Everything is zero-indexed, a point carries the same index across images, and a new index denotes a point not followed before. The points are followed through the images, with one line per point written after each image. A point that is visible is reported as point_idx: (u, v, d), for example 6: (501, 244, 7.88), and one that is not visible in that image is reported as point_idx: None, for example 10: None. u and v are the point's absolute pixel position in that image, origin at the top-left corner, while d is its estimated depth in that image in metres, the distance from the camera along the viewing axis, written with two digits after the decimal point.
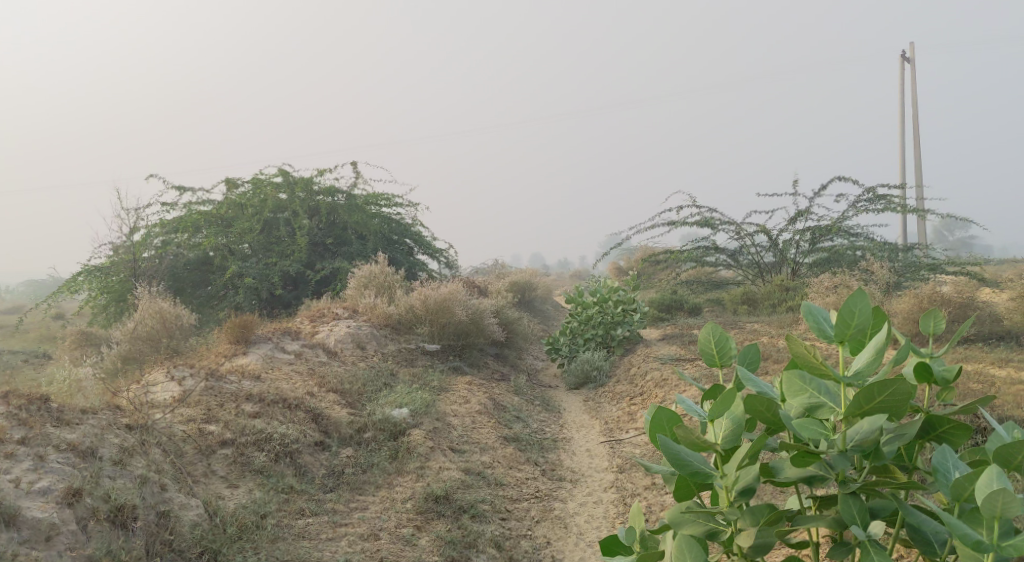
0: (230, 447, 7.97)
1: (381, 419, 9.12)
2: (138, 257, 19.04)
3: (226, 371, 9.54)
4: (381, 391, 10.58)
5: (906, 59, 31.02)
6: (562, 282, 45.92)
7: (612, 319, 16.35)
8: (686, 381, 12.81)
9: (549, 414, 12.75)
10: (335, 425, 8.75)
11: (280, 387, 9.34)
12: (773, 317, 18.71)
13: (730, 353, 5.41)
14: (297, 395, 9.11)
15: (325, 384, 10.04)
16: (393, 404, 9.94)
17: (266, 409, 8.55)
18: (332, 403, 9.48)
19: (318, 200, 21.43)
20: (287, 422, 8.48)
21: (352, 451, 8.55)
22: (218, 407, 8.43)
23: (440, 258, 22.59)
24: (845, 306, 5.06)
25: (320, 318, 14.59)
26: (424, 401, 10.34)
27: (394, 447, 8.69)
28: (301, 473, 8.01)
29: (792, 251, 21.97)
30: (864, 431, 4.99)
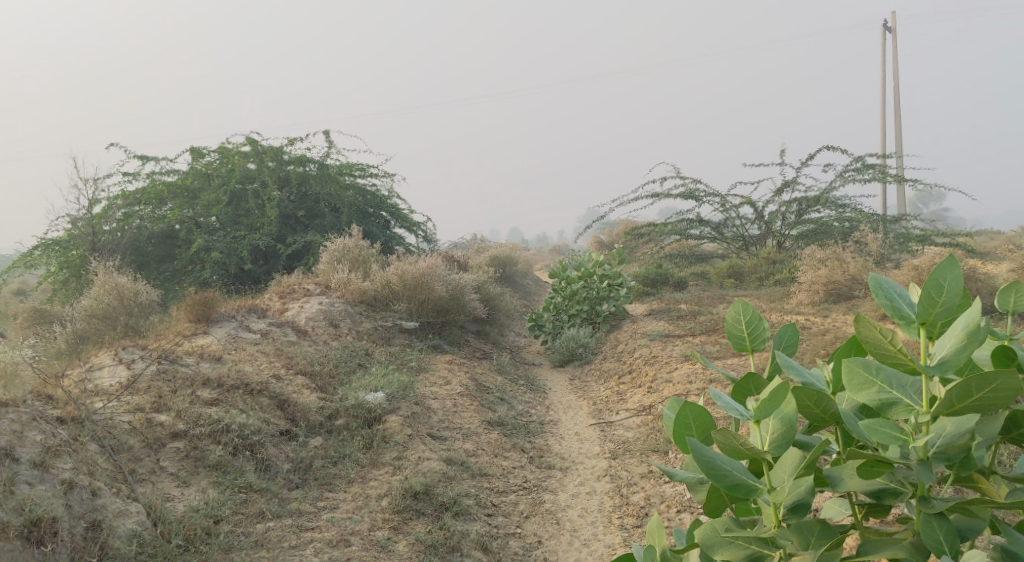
0: (183, 439, 7.21)
1: (355, 405, 8.36)
2: (98, 231, 18.14)
3: (183, 353, 8.77)
4: (355, 373, 9.82)
5: (886, 28, 30.46)
6: (542, 254, 45.13)
7: (598, 294, 15.66)
8: (678, 357, 12.11)
9: (534, 394, 12.04)
10: (303, 412, 8.00)
11: (243, 370, 8.57)
12: (762, 290, 18.05)
13: (764, 337, 4.84)
14: (261, 380, 8.34)
15: (293, 367, 9.28)
16: (368, 387, 9.19)
17: (226, 396, 7.80)
18: (300, 387, 8.72)
19: (288, 170, 20.59)
20: (248, 410, 7.74)
21: (322, 440, 7.81)
22: (171, 394, 7.65)
23: (417, 231, 21.79)
24: (932, 279, 4.39)
25: (290, 294, 13.79)
26: (401, 384, 9.60)
27: (369, 435, 7.96)
28: (263, 467, 7.26)
29: (778, 223, 21.34)
30: (950, 435, 4.35)
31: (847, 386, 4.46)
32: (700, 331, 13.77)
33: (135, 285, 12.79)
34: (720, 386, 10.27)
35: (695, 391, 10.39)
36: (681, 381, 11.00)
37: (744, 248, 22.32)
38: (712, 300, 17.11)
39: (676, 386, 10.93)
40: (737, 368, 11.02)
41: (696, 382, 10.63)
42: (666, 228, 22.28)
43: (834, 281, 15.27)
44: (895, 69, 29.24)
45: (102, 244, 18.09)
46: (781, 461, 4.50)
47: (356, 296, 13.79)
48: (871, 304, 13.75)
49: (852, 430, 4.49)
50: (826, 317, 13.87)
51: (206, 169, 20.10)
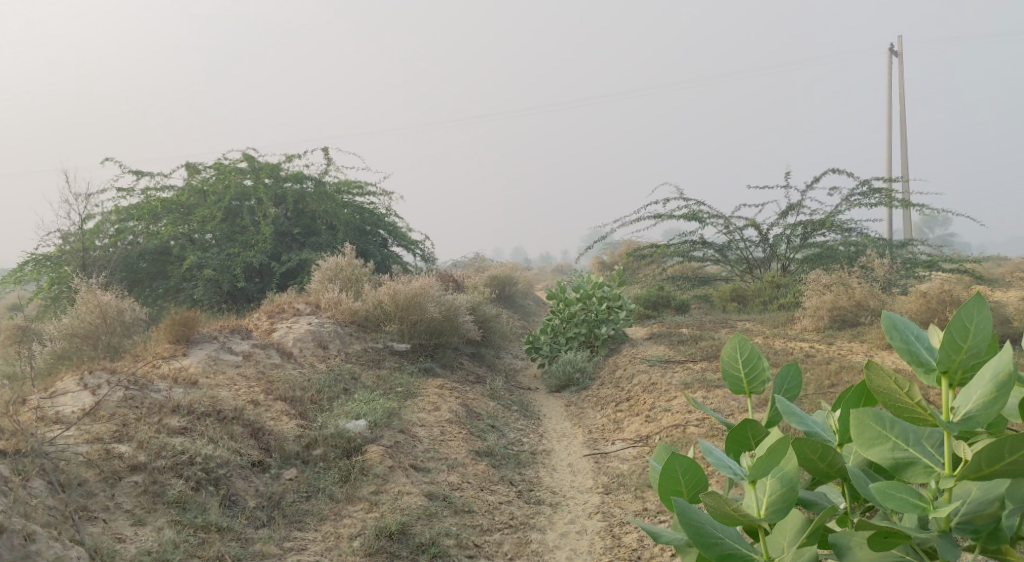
0: (141, 473, 7.03)
1: (334, 433, 8.10)
2: (89, 247, 17.84)
3: (156, 378, 8.43)
4: (339, 399, 9.45)
5: (892, 52, 30.18)
6: (547, 273, 44.56)
7: (596, 317, 15.26)
8: (677, 385, 11.69)
9: (528, 421, 11.60)
10: (278, 441, 7.82)
11: (219, 396, 8.22)
12: (765, 315, 17.61)
13: (764, 380, 4.84)
14: (236, 406, 8.02)
15: (273, 392, 8.90)
16: (350, 415, 8.78)
17: (196, 424, 7.64)
18: (278, 414, 8.36)
19: (285, 187, 20.21)
20: (219, 440, 7.56)
21: (296, 472, 7.64)
22: (136, 421, 7.51)
23: (415, 250, 21.42)
24: (959, 320, 4.40)
25: (279, 314, 13.42)
26: (386, 411, 9.23)
27: (346, 467, 7.74)
28: (228, 503, 7.10)
29: (782, 246, 21.00)
30: (975, 501, 4.36)
31: (860, 442, 4.47)
32: (701, 357, 13.34)
33: (118, 303, 12.45)
34: (720, 416, 9.82)
35: (694, 420, 9.95)
36: (679, 410, 10.57)
37: (748, 272, 21.75)
38: (714, 324, 16.69)
39: (675, 415, 10.50)
40: (739, 398, 10.58)
41: (695, 412, 10.20)
42: (669, 250, 21.82)
43: (840, 307, 14.84)
44: (901, 93, 28.90)
45: (93, 260, 17.78)
46: (779, 522, 4.56)
47: (346, 317, 13.42)
48: (878, 332, 13.30)
49: (866, 492, 4.50)
50: (831, 345, 13.42)
51: (201, 184, 19.79)
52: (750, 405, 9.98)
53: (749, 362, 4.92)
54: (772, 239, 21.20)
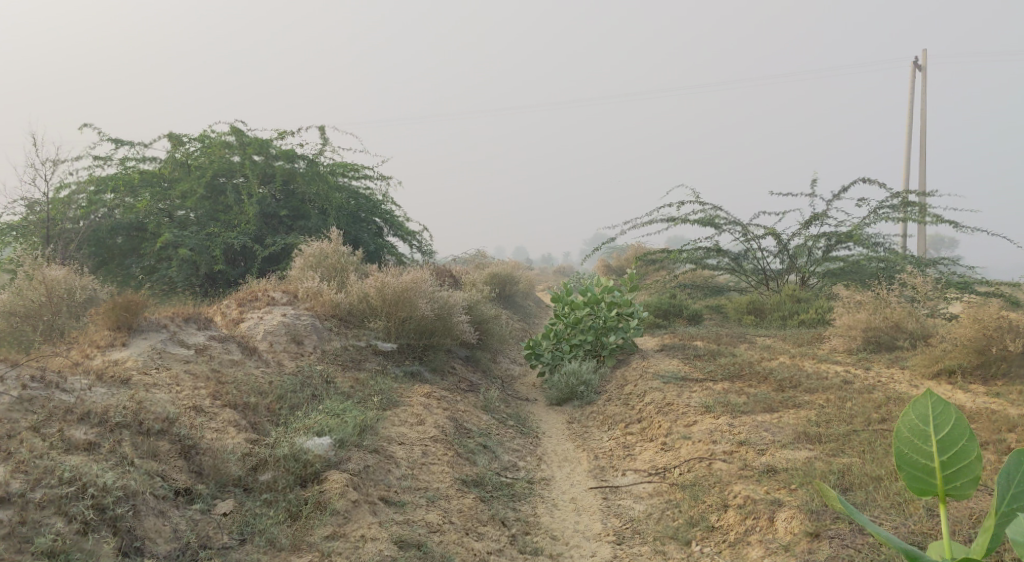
0: (9, 507, 6.07)
1: (288, 455, 7.06)
2: (55, 218, 16.40)
3: (74, 375, 7.15)
4: (302, 407, 8.01)
5: (914, 67, 28.64)
6: (547, 272, 42.60)
7: (604, 324, 13.61)
8: (696, 407, 10.13)
9: (525, 440, 10.09)
10: (213, 463, 6.85)
11: (147, 402, 7.06)
12: (787, 331, 15.92)
13: (960, 473, 5.43)
14: (160, 418, 6.97)
15: (221, 397, 7.51)
16: (310, 432, 7.41)
17: (107, 437, 6.64)
18: (223, 425, 7.22)
19: (275, 165, 18.58)
20: (131, 459, 6.57)
21: (231, 506, 6.69)
22: (27, 431, 6.50)
23: (413, 241, 19.92)
24: None
25: (251, 302, 11.84)
26: (357, 424, 7.88)
27: (297, 501, 6.79)
28: (129, 549, 6.19)
29: (803, 258, 19.42)
30: None
31: None
32: (722, 377, 11.66)
33: (67, 278, 10.99)
34: (752, 450, 8.23)
35: (720, 453, 8.37)
36: (701, 439, 9.01)
37: (763, 284, 20.13)
38: (730, 339, 15.08)
39: (695, 446, 8.95)
40: (774, 427, 8.95)
41: (720, 443, 8.61)
42: (681, 256, 20.19)
43: (875, 328, 13.18)
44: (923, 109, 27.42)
45: (59, 233, 16.35)
46: None
47: (327, 310, 11.90)
48: (922, 357, 11.70)
49: None
50: (868, 369, 11.77)
51: (184, 157, 18.26)
52: (787, 434, 8.42)
53: (946, 447, 5.42)
54: (792, 249, 19.65)
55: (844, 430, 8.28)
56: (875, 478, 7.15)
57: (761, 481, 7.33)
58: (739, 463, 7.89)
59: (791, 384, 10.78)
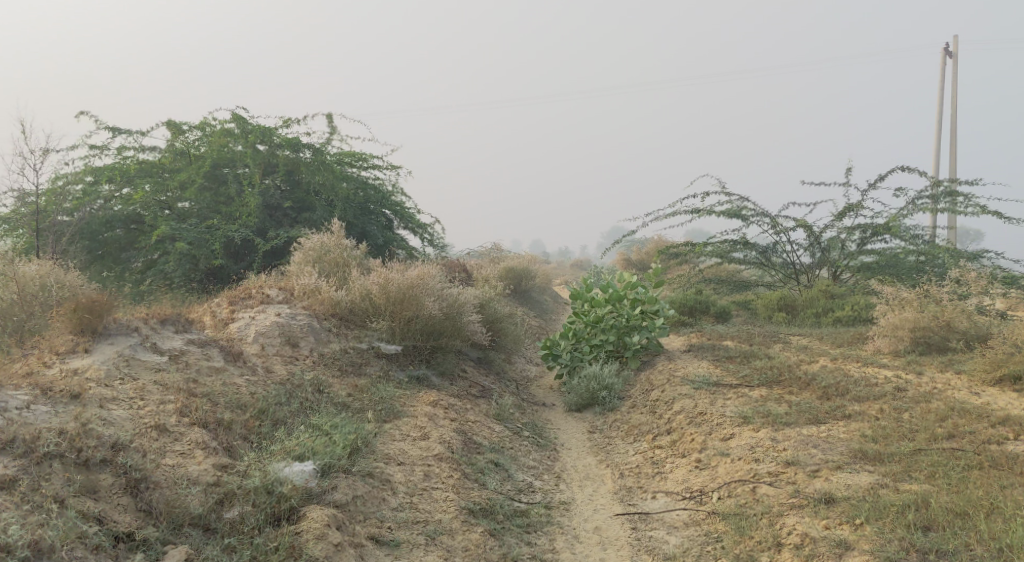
0: None
1: (260, 487, 6.44)
2: (45, 211, 15.45)
3: (11, 396, 6.44)
4: (285, 426, 7.13)
5: (945, 51, 27.20)
6: (565, 266, 40.88)
7: (627, 323, 12.45)
8: (730, 417, 8.92)
9: (541, 453, 9.05)
10: (162, 501, 6.20)
11: (94, 429, 6.34)
12: (824, 328, 14.65)
13: None
14: (104, 448, 6.28)
15: (186, 416, 6.76)
16: (288, 458, 6.77)
17: (30, 472, 6.02)
18: (186, 449, 6.54)
19: (278, 154, 17.40)
20: (56, 499, 5.97)
21: (185, 550, 6.04)
22: None
23: (424, 234, 18.88)
24: None
25: (243, 300, 10.86)
26: (348, 445, 7.07)
27: (266, 546, 6.15)
28: None
29: (836, 251, 17.90)
30: None
31: None
32: (759, 383, 10.38)
33: (42, 275, 10.07)
34: (802, 472, 7.13)
35: (764, 476, 7.24)
36: (742, 457, 7.94)
37: (792, 279, 18.52)
38: (764, 337, 13.81)
39: (735, 465, 7.87)
40: (824, 445, 7.57)
41: (762, 463, 7.39)
42: (706, 250, 18.61)
43: (924, 328, 11.93)
44: (956, 95, 26.03)
45: (50, 225, 15.38)
46: None
47: (327, 308, 10.85)
48: (981, 361, 10.45)
49: None
50: (920, 373, 10.53)
51: (184, 146, 17.30)
52: (841, 451, 7.30)
53: None
54: (824, 241, 18.11)
55: (908, 449, 7.15)
56: (958, 515, 6.40)
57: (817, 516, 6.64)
58: (787, 491, 6.94)
59: (837, 391, 9.51)
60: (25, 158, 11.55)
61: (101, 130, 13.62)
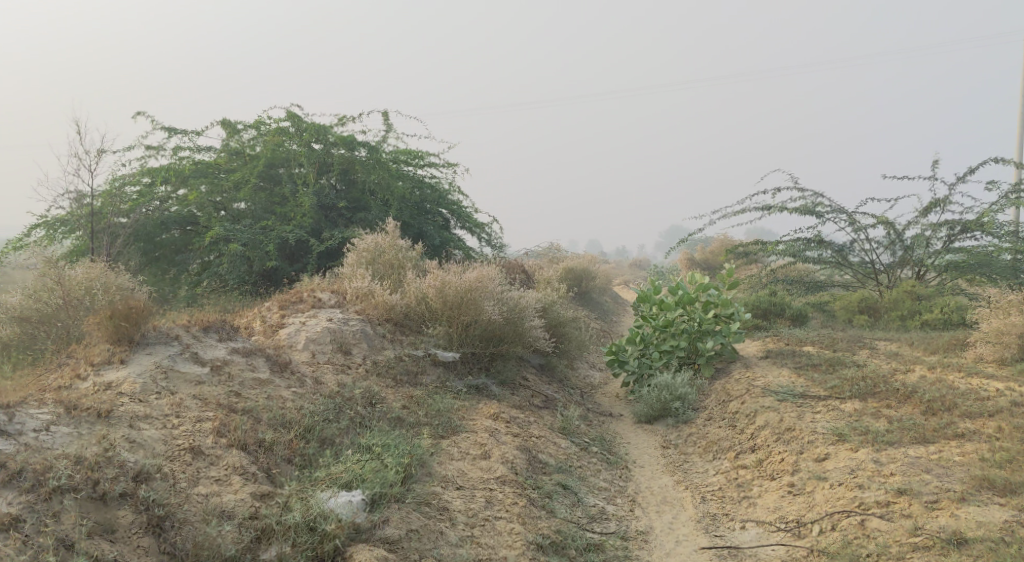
0: None
1: (301, 523, 5.88)
2: (101, 212, 14.90)
3: (27, 419, 5.95)
4: (331, 449, 6.55)
5: None
6: (624, 268, 39.94)
7: (700, 328, 11.45)
8: (824, 432, 8.03)
9: (614, 472, 8.28)
10: (188, 539, 5.68)
11: (116, 457, 5.86)
12: (913, 333, 13.62)
13: None
14: (123, 481, 5.77)
15: (221, 440, 6.22)
16: (334, 487, 6.18)
17: (36, 510, 5.51)
18: (218, 480, 5.99)
19: (333, 153, 16.86)
20: (67, 539, 5.47)
21: None
22: None
23: (482, 234, 18.22)
24: None
25: (295, 305, 10.30)
26: (400, 470, 6.49)
27: None
28: None
29: (920, 250, 16.70)
30: None
31: None
32: (851, 394, 9.40)
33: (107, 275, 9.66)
34: (918, 504, 6.72)
35: (872, 506, 6.83)
36: (843, 482, 7.16)
37: (870, 279, 17.40)
38: (848, 342, 12.79)
39: (835, 493, 7.10)
40: (939, 466, 7.07)
41: (869, 490, 6.96)
42: (778, 248, 17.48)
43: None
44: None
45: (104, 227, 14.93)
46: None
47: (381, 313, 10.20)
48: None
49: None
50: None
51: (240, 146, 16.86)
52: (963, 478, 6.83)
53: None
54: (906, 239, 16.91)
55: None
56: None
57: (945, 558, 6.29)
58: (904, 527, 6.57)
59: (943, 406, 8.62)
60: (79, 159, 11.05)
61: (157, 130, 13.07)
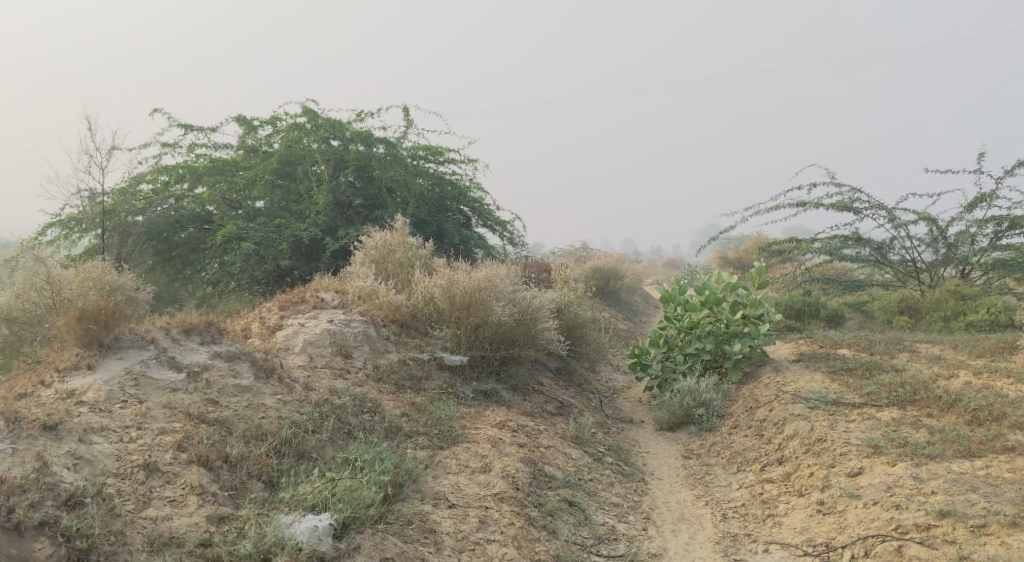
0: None
1: (257, 552, 5.52)
2: (113, 210, 14.47)
3: None
4: (304, 467, 6.15)
5: None
6: (656, 267, 39.14)
7: (726, 330, 10.73)
8: (858, 444, 7.35)
9: (629, 485, 7.65)
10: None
11: (50, 478, 5.52)
12: (957, 334, 12.84)
13: None
14: (49, 507, 5.41)
15: (180, 457, 5.87)
16: (304, 510, 5.82)
17: None
18: (169, 500, 5.65)
19: (350, 150, 16.34)
20: None
21: None
22: None
23: (505, 232, 17.63)
24: None
25: (296, 305, 9.79)
26: (380, 489, 6.11)
27: None
28: None
29: (964, 247, 15.86)
30: None
31: None
32: (889, 402, 8.69)
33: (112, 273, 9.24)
34: (962, 528, 6.17)
35: (911, 529, 6.28)
36: (878, 501, 6.58)
37: (911, 277, 16.56)
38: (887, 344, 12.04)
39: (870, 513, 6.52)
40: (988, 484, 6.46)
41: (907, 511, 6.38)
42: (812, 246, 16.69)
43: None
44: None
45: (116, 224, 14.48)
46: None
47: (386, 314, 9.67)
48: None
49: None
50: None
51: (256, 143, 16.40)
52: (1013, 499, 6.25)
53: None
54: (949, 236, 16.07)
55: None
56: None
57: None
58: (947, 556, 6.02)
59: (990, 417, 7.94)
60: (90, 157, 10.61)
61: (173, 128, 12.93)
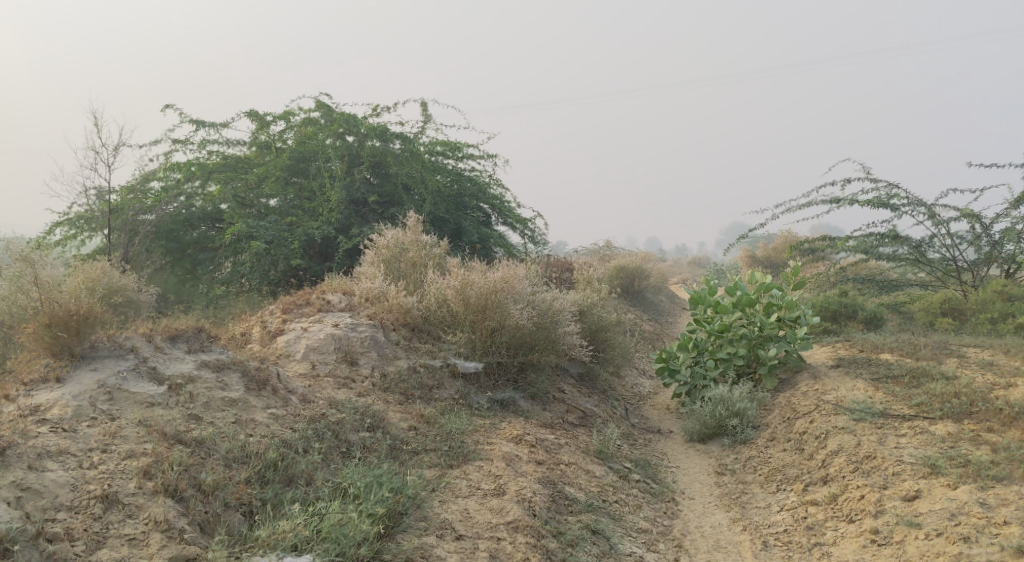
0: None
1: None
2: (119, 209, 13.93)
3: None
4: (288, 496, 5.61)
5: None
6: (681, 266, 38.35)
7: (760, 333, 9.94)
8: (912, 463, 6.60)
9: (658, 506, 6.96)
10: None
11: None
12: (1008, 338, 12.02)
13: None
14: None
15: (144, 487, 5.34)
16: (289, 552, 5.27)
17: None
18: (130, 540, 5.13)
19: (367, 146, 15.58)
20: None
21: None
22: None
23: (525, 230, 16.94)
24: None
25: (300, 308, 9.16)
26: (374, 523, 5.54)
27: None
28: None
29: (1010, 245, 14.97)
30: None
31: None
32: (943, 413, 7.92)
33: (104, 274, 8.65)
34: None
35: None
36: (941, 531, 6.05)
37: (952, 277, 15.66)
38: (934, 348, 11.25)
39: (932, 546, 5.99)
40: None
41: (977, 546, 5.87)
42: (848, 244, 15.85)
43: None
44: None
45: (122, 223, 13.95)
46: None
47: (396, 317, 9.02)
48: None
49: None
50: None
51: (269, 139, 15.73)
52: None
53: None
54: (994, 234, 15.19)
55: None
56: None
57: None
58: None
59: None
60: (95, 153, 10.65)
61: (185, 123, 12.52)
